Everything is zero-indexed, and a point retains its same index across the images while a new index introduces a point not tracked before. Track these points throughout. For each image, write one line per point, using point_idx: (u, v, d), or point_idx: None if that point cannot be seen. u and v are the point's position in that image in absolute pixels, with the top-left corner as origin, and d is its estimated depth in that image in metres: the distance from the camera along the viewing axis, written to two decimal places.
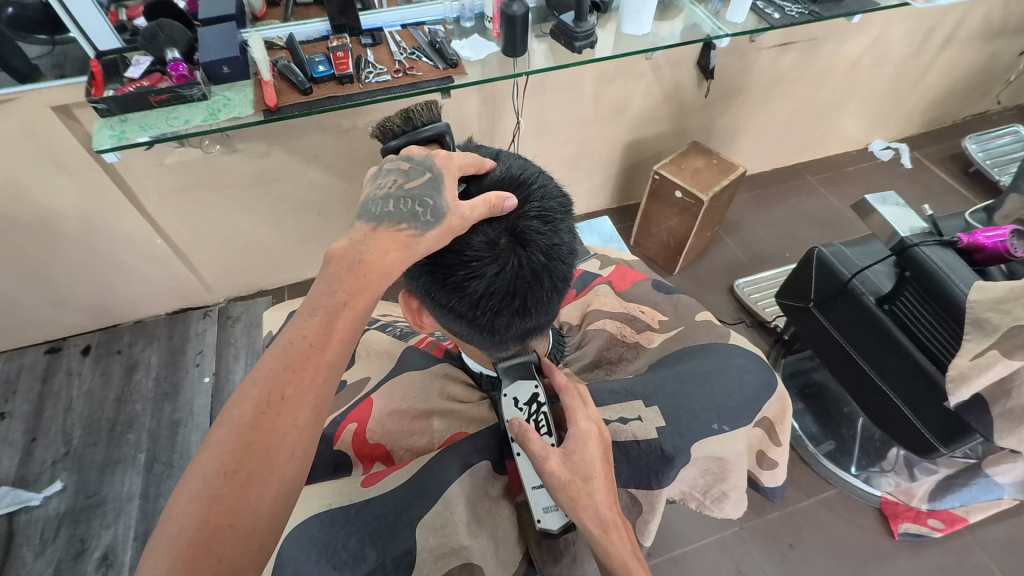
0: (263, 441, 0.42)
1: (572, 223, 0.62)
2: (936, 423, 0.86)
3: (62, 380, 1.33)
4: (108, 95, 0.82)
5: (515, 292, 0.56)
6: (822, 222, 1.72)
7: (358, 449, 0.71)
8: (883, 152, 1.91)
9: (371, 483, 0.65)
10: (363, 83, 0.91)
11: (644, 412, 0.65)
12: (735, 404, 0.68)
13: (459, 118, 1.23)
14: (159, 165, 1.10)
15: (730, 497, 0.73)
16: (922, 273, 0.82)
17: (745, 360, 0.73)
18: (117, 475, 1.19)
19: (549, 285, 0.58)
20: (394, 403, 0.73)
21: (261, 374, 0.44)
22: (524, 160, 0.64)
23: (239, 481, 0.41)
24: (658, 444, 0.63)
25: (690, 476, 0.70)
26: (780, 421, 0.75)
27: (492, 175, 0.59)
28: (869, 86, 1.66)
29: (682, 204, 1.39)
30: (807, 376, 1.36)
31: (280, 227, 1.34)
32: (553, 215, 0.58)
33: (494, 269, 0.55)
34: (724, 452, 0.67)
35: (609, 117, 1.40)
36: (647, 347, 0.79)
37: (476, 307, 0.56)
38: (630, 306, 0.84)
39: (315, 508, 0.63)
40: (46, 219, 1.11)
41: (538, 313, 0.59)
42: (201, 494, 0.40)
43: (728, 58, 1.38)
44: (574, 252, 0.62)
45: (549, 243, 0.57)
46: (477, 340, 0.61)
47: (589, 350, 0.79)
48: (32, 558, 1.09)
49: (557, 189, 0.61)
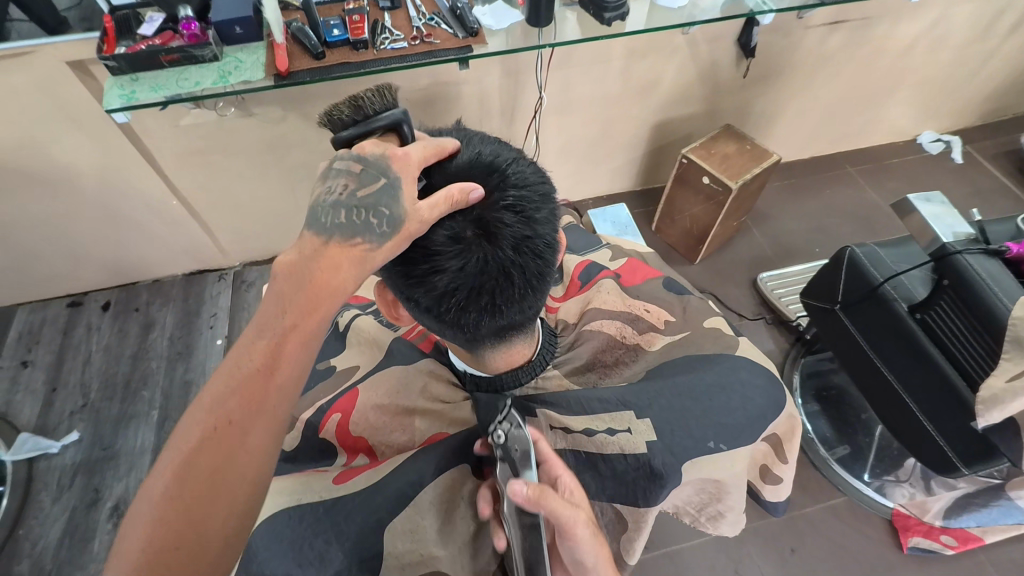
0: (210, 465, 0.43)
1: (554, 211, 0.58)
2: (959, 441, 0.81)
3: (82, 333, 1.36)
4: (119, 53, 0.80)
5: (480, 288, 0.52)
6: (858, 217, 1.62)
7: (341, 440, 0.71)
8: (932, 145, 1.79)
9: (343, 481, 0.65)
10: (377, 49, 0.87)
11: (634, 425, 0.62)
12: (735, 422, 0.65)
13: (481, 89, 1.18)
14: (175, 126, 1.09)
15: (727, 516, 0.71)
16: (961, 282, 0.76)
17: (751, 375, 0.70)
18: (131, 430, 1.23)
19: (519, 282, 0.54)
20: (379, 397, 0.72)
21: (210, 398, 0.45)
22: (502, 143, 0.59)
23: (185, 504, 0.42)
24: (647, 460, 0.60)
25: (685, 493, 0.68)
26: (789, 439, 0.72)
27: (459, 161, 0.54)
28: (923, 72, 1.54)
29: (708, 191, 1.32)
30: (826, 379, 1.31)
31: (295, 194, 1.33)
32: (528, 205, 0.54)
33: (458, 263, 0.51)
34: (720, 472, 0.64)
35: (637, 95, 1.33)
36: (647, 350, 0.75)
37: (440, 302, 0.54)
38: (635, 305, 0.80)
39: (297, 493, 0.62)
40: (65, 176, 1.12)
41: (509, 311, 0.56)
42: (150, 517, 0.42)
43: (771, 36, 1.29)
44: (554, 244, 0.57)
45: (519, 236, 0.53)
46: (447, 334, 0.59)
47: (582, 351, 0.74)
48: (49, 503, 1.14)
49: (536, 174, 0.56)
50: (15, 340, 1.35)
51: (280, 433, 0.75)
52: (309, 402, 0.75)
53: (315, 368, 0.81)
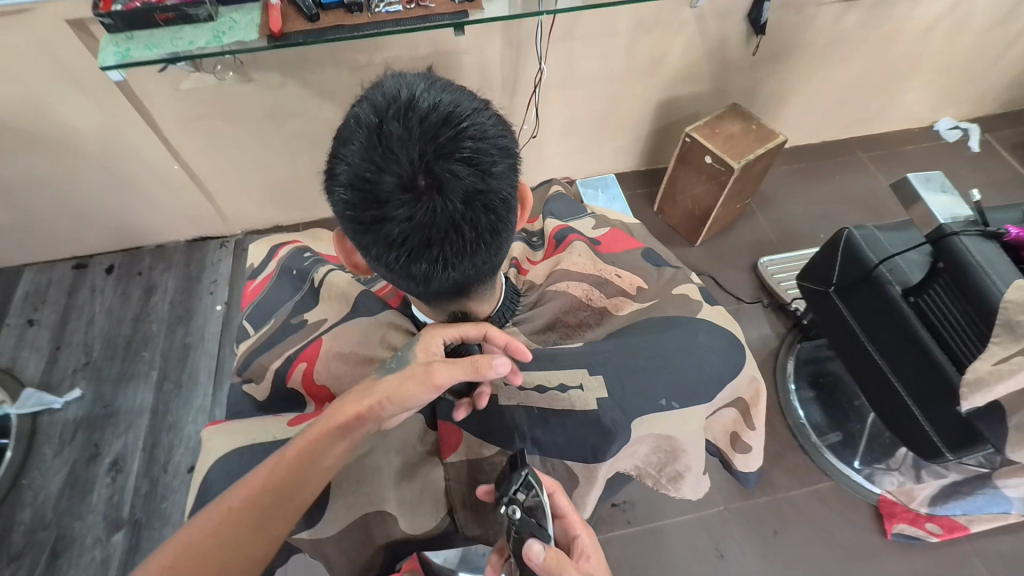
0: (289, 480, 0.50)
1: (514, 166, 0.56)
2: (944, 425, 0.80)
3: (86, 295, 1.39)
4: (114, 11, 0.80)
5: (429, 239, 0.52)
6: (866, 204, 1.59)
7: (307, 388, 0.71)
8: (949, 132, 1.73)
9: (297, 424, 0.66)
10: (372, 13, 0.85)
11: (587, 382, 0.64)
12: (691, 382, 0.65)
13: (482, 60, 1.17)
14: (174, 89, 1.09)
15: (687, 478, 0.68)
16: (956, 265, 0.75)
17: (712, 339, 0.69)
18: (131, 389, 1.26)
19: (471, 235, 0.54)
20: (341, 346, 0.72)
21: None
22: (465, 90, 0.56)
23: (263, 504, 0.49)
24: (596, 415, 0.61)
25: (640, 451, 0.66)
26: (754, 405, 0.74)
27: (415, 106, 0.51)
28: (944, 55, 1.49)
29: (710, 170, 1.30)
30: (821, 365, 1.29)
31: (295, 163, 1.33)
32: (484, 158, 0.52)
33: (407, 213, 0.51)
34: (673, 431, 0.64)
35: (642, 71, 1.30)
36: (613, 314, 0.75)
37: (392, 250, 0.54)
38: (606, 270, 0.80)
39: (262, 439, 0.64)
40: (66, 137, 1.13)
41: (462, 264, 0.56)
42: (234, 505, 0.49)
43: (783, 12, 1.25)
44: (512, 200, 0.56)
45: (471, 189, 0.52)
46: (403, 282, 0.59)
47: (544, 311, 0.75)
48: (51, 456, 1.17)
49: (497, 126, 0.55)
50: (22, 299, 1.38)
51: (254, 383, 0.74)
52: (279, 353, 0.74)
53: (290, 321, 0.79)
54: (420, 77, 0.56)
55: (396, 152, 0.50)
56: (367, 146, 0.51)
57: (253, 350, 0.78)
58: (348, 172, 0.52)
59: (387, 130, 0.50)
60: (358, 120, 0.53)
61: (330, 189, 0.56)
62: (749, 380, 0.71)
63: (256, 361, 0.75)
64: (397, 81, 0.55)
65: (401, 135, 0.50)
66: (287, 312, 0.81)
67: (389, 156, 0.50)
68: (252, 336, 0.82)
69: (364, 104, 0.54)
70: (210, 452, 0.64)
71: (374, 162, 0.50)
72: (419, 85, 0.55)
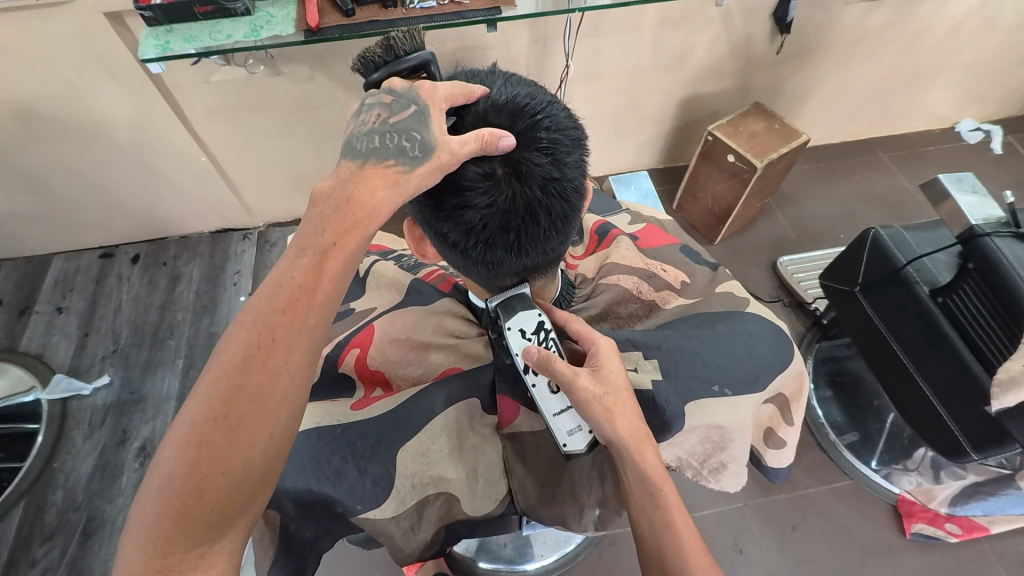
0: (253, 383, 0.42)
1: (584, 158, 0.58)
2: (971, 425, 0.81)
3: (113, 283, 1.42)
4: (154, 3, 0.81)
5: (507, 225, 0.53)
6: (887, 204, 1.59)
7: (359, 373, 0.72)
8: (971, 134, 1.72)
9: (360, 407, 0.67)
10: (406, 8, 0.86)
11: (642, 363, 0.63)
12: (739, 368, 0.66)
13: (508, 55, 1.18)
14: (206, 82, 1.11)
15: (729, 469, 0.70)
16: (987, 265, 0.75)
17: (759, 328, 0.70)
18: (158, 376, 1.29)
19: (545, 222, 0.55)
20: (395, 332, 0.73)
21: (250, 317, 0.43)
22: (536, 85, 0.58)
23: (229, 425, 0.40)
24: (651, 395, 0.61)
25: (688, 442, 0.67)
26: (795, 399, 0.74)
27: (494, 99, 0.54)
28: (969, 55, 1.48)
29: (733, 169, 1.30)
30: (840, 364, 1.30)
31: (320, 155, 1.35)
32: (559, 148, 0.54)
33: (487, 200, 0.52)
34: (723, 418, 0.64)
35: (666, 67, 1.30)
36: (662, 308, 0.76)
37: (468, 238, 0.55)
38: (652, 263, 0.80)
39: (305, 423, 0.65)
40: (99, 127, 1.15)
41: (534, 251, 0.57)
42: (189, 440, 0.40)
43: (809, 11, 1.25)
44: (581, 189, 0.58)
45: (547, 177, 0.53)
46: (473, 272, 0.60)
47: (597, 302, 0.76)
48: (81, 440, 1.20)
49: (569, 119, 0.57)
50: (50, 286, 1.41)
51: None
52: (329, 339, 0.77)
53: None
54: (493, 75, 0.59)
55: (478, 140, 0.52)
56: None
57: None
58: None
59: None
60: None
61: None
62: (795, 376, 0.71)
63: None
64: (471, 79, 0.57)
65: None
66: None
67: None
68: None
69: None
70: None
71: None
72: (493, 83, 0.58)
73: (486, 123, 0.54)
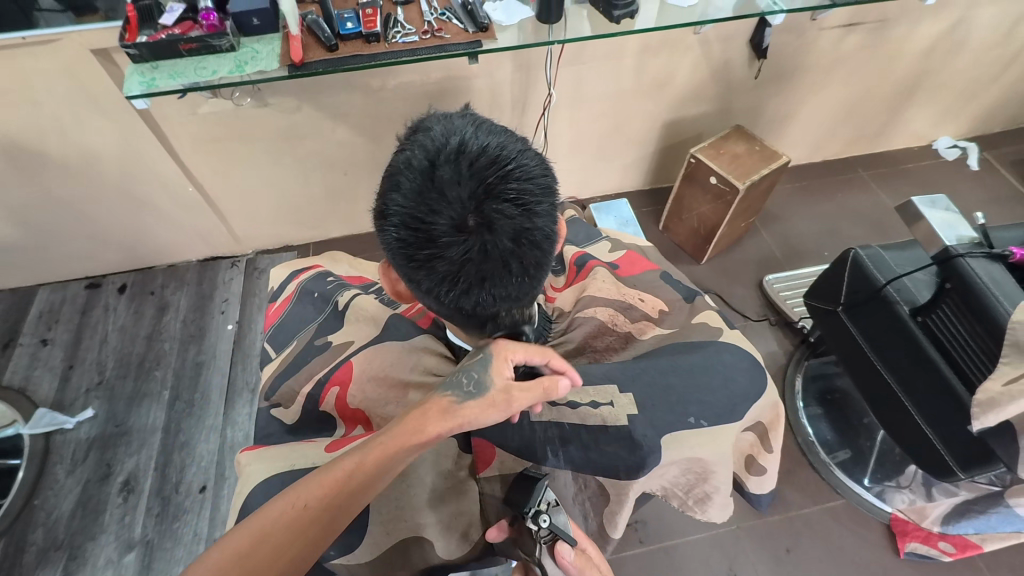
0: (337, 501, 0.49)
1: (556, 203, 0.57)
2: (956, 444, 0.81)
3: (99, 314, 1.41)
4: (141, 41, 0.82)
5: (480, 276, 0.52)
6: (869, 221, 1.61)
7: (341, 412, 0.72)
8: (949, 151, 1.76)
9: (336, 448, 0.65)
10: (390, 42, 0.88)
11: (617, 399, 0.65)
12: (717, 400, 0.66)
13: (492, 84, 1.20)
14: (193, 114, 1.12)
15: (715, 499, 0.70)
16: (964, 286, 0.76)
17: (734, 357, 0.71)
18: (143, 407, 1.27)
19: (518, 271, 0.54)
20: (376, 369, 0.72)
21: (378, 438, 0.52)
22: (509, 131, 0.56)
23: (303, 523, 0.48)
24: (628, 432, 0.63)
25: (670, 474, 0.67)
26: (773, 427, 0.75)
27: (464, 150, 0.52)
28: (942, 76, 1.52)
29: (716, 190, 1.32)
30: (830, 381, 1.30)
31: (308, 183, 1.36)
32: (530, 198, 0.52)
33: (459, 252, 0.51)
34: (703, 450, 0.64)
35: (648, 92, 1.33)
36: (639, 338, 0.77)
37: (442, 286, 0.54)
38: (629, 293, 0.81)
39: (280, 467, 0.65)
40: (86, 159, 1.15)
41: (508, 297, 0.56)
42: (283, 511, 0.49)
43: (785, 37, 1.28)
44: (554, 234, 0.57)
45: (519, 228, 0.52)
46: (449, 315, 0.59)
47: (575, 335, 0.78)
48: (63, 475, 1.18)
49: (540, 166, 0.55)
50: (36, 318, 1.39)
51: (282, 407, 0.75)
52: (309, 375, 0.74)
53: (313, 343, 0.79)
54: (465, 120, 0.57)
55: (448, 194, 0.51)
56: (420, 189, 0.51)
57: (278, 374, 0.79)
58: (401, 213, 0.52)
59: (440, 174, 0.51)
60: (409, 163, 0.53)
61: (381, 226, 0.56)
62: (771, 405, 0.72)
63: (284, 385, 0.76)
64: (444, 126, 0.55)
65: (452, 178, 0.51)
66: (310, 334, 0.82)
67: (441, 199, 0.51)
68: (275, 357, 0.83)
69: (414, 148, 0.55)
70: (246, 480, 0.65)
71: (428, 204, 0.51)
72: (465, 127, 0.56)
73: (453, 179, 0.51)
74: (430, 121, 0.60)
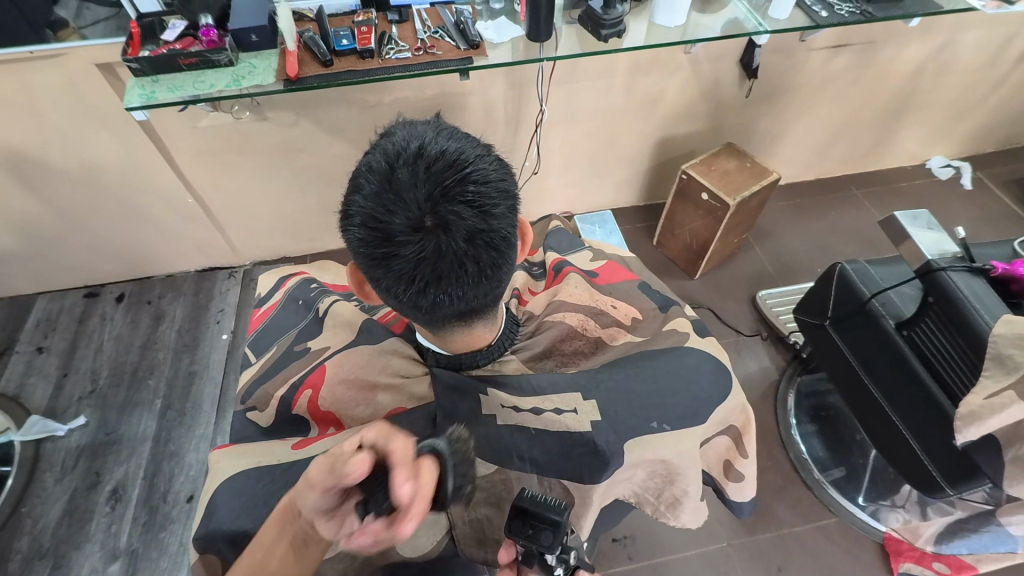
0: None
1: (516, 207, 0.58)
2: (944, 461, 0.81)
3: (96, 323, 1.42)
4: (142, 56, 0.85)
5: (437, 275, 0.53)
6: (862, 238, 1.62)
7: (312, 414, 0.72)
8: (942, 170, 1.78)
9: (301, 447, 0.67)
10: (383, 59, 0.91)
11: (581, 405, 0.64)
12: (679, 404, 0.66)
13: (486, 101, 1.23)
14: (193, 127, 1.15)
15: (686, 503, 0.71)
16: (946, 299, 0.76)
17: (698, 361, 0.72)
18: (134, 417, 1.27)
19: (475, 272, 0.55)
20: (347, 372, 0.73)
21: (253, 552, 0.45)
22: (471, 136, 0.58)
23: None
24: (591, 437, 0.61)
25: (637, 479, 0.67)
26: (746, 430, 0.75)
27: (422, 154, 0.53)
28: (932, 96, 1.54)
29: (707, 206, 1.34)
30: (822, 399, 1.29)
31: (305, 196, 1.38)
32: (487, 201, 0.54)
33: (415, 251, 0.52)
34: (669, 454, 0.65)
35: (640, 110, 1.36)
36: (609, 345, 0.77)
37: (401, 285, 0.55)
38: (601, 300, 0.83)
39: (251, 467, 0.65)
40: (88, 171, 1.18)
41: (467, 298, 0.57)
42: None
43: (773, 57, 1.31)
44: (513, 237, 0.58)
45: (475, 229, 0.53)
46: (412, 316, 0.60)
47: (542, 339, 0.75)
48: (52, 484, 1.18)
49: (499, 170, 0.56)
50: (34, 326, 1.41)
51: (258, 410, 0.76)
52: (284, 379, 0.76)
53: (292, 348, 0.80)
54: (429, 126, 0.58)
55: (404, 196, 0.52)
56: (378, 190, 0.52)
57: (255, 378, 0.79)
58: (360, 213, 0.54)
59: (397, 176, 0.52)
60: (370, 166, 0.55)
61: (344, 226, 0.57)
62: (740, 408, 0.73)
63: (260, 389, 0.76)
64: (407, 132, 0.57)
65: (409, 180, 0.52)
66: (289, 340, 0.82)
67: (398, 199, 0.52)
68: (255, 362, 0.83)
69: (376, 152, 0.56)
70: (216, 476, 0.65)
71: (385, 204, 0.52)
72: (428, 132, 0.57)
73: (410, 180, 0.52)
74: (396, 127, 0.61)
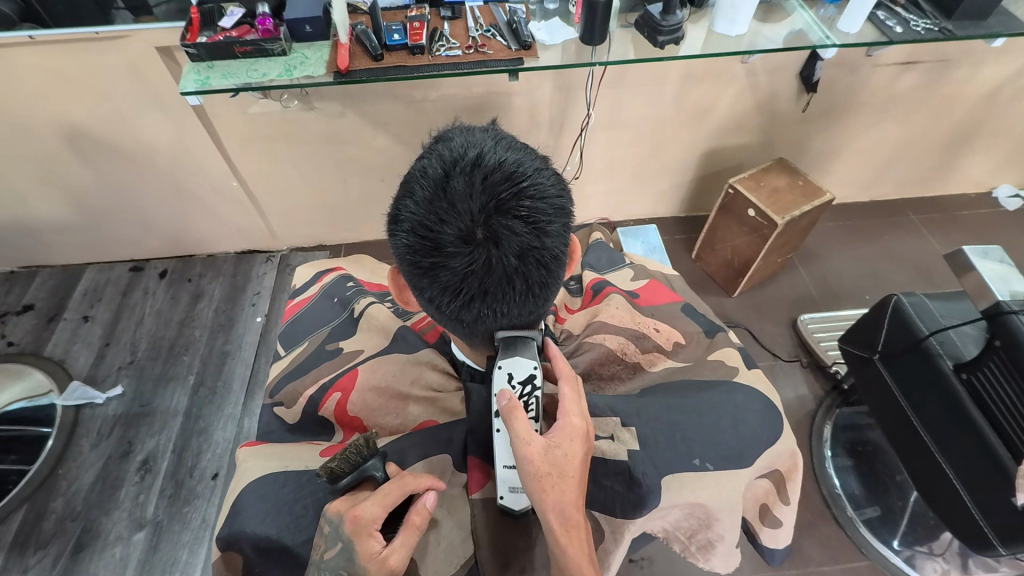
0: None
1: (569, 225, 0.56)
2: (998, 516, 0.75)
3: (138, 297, 1.47)
4: (200, 42, 0.86)
5: (484, 288, 0.52)
6: (916, 267, 1.53)
7: (339, 418, 0.72)
8: (1010, 200, 1.67)
9: (327, 455, 0.67)
10: (432, 55, 0.90)
11: (619, 432, 0.63)
12: (724, 443, 0.64)
13: (531, 102, 1.21)
14: (244, 113, 1.17)
15: (718, 548, 0.67)
16: (1015, 345, 0.70)
17: (747, 399, 0.69)
18: (168, 391, 1.31)
19: (522, 289, 0.53)
20: (377, 380, 0.72)
21: None
22: (529, 148, 0.56)
23: None
24: (627, 467, 0.61)
25: (672, 518, 0.64)
26: (790, 478, 0.72)
27: (480, 164, 0.51)
28: (1006, 121, 1.45)
29: (753, 223, 1.28)
30: (862, 433, 1.23)
31: (345, 187, 1.39)
32: (541, 217, 0.52)
33: (465, 263, 0.51)
34: (706, 497, 0.62)
35: (689, 120, 1.31)
36: (647, 370, 0.76)
37: (445, 296, 0.54)
38: (645, 324, 0.81)
39: (273, 468, 0.65)
40: (143, 150, 1.22)
41: (510, 314, 0.55)
42: None
43: (836, 71, 1.25)
44: (564, 255, 0.56)
45: (526, 245, 0.51)
46: (451, 327, 0.59)
47: (580, 361, 0.76)
48: (87, 449, 1.22)
49: (556, 186, 0.54)
50: (80, 295, 1.47)
51: (285, 405, 0.76)
52: (315, 378, 0.76)
53: (325, 347, 0.81)
54: (487, 134, 0.57)
55: (458, 206, 0.50)
56: (431, 198, 0.51)
57: (285, 374, 0.80)
58: (410, 220, 0.52)
59: (452, 185, 0.50)
60: (424, 172, 0.54)
61: (392, 231, 0.56)
62: (790, 453, 0.69)
63: (288, 385, 0.77)
64: (465, 138, 0.55)
65: (464, 190, 0.50)
66: (321, 337, 0.83)
67: (451, 209, 0.50)
68: (286, 356, 0.84)
69: (431, 158, 0.55)
70: (245, 475, 0.66)
71: (437, 212, 0.51)
72: (486, 141, 0.56)
73: (466, 190, 0.50)
74: (453, 132, 0.60)
